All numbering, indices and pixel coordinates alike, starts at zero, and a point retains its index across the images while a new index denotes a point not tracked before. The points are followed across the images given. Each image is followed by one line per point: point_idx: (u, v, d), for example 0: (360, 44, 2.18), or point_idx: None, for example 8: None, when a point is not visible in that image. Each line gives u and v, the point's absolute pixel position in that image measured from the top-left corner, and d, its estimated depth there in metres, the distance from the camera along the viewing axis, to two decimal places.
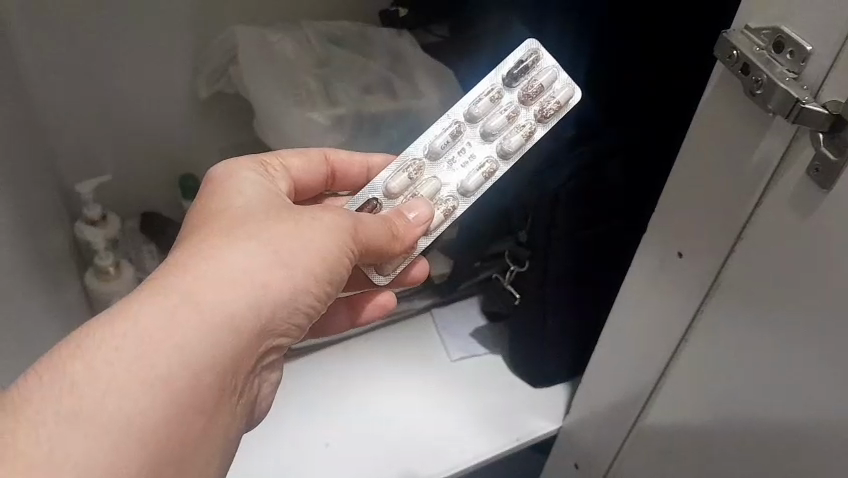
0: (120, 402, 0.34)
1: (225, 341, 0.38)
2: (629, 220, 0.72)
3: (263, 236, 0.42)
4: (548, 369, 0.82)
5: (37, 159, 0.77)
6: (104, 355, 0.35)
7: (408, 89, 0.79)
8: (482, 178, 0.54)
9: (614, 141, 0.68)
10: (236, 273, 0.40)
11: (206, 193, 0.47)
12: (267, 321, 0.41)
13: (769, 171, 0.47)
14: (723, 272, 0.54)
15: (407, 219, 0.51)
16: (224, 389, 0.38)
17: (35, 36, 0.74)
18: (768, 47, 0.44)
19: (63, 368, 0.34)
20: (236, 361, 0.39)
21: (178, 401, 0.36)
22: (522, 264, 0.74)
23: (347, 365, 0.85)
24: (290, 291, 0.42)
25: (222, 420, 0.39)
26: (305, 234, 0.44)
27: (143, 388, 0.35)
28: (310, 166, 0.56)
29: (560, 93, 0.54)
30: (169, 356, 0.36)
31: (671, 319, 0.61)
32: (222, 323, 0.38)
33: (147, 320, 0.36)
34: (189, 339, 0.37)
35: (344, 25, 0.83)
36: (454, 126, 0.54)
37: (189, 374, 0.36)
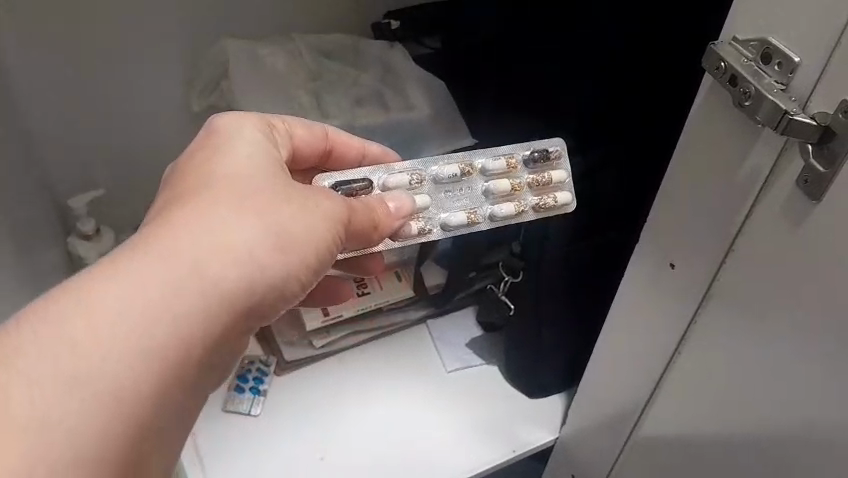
0: (103, 368, 0.35)
1: (211, 316, 0.38)
2: (624, 223, 0.73)
3: (261, 210, 0.41)
4: (545, 379, 0.82)
5: (29, 175, 0.77)
6: (92, 319, 0.35)
7: (400, 101, 0.79)
8: (465, 221, 0.53)
9: (608, 153, 0.68)
10: (231, 251, 0.39)
11: (217, 140, 0.45)
12: (256, 300, 0.40)
13: (759, 182, 0.47)
14: (715, 282, 0.54)
15: (388, 209, 0.49)
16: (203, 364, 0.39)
17: (27, 53, 0.74)
18: (756, 58, 0.44)
19: (50, 324, 0.35)
20: (222, 333, 0.39)
21: (160, 373, 0.36)
22: (515, 275, 0.74)
23: (343, 377, 0.85)
24: (282, 271, 0.41)
25: (202, 387, 0.40)
26: (302, 215, 0.42)
27: (127, 358, 0.35)
28: (310, 137, 0.53)
29: (560, 195, 0.56)
30: (154, 329, 0.36)
31: (665, 329, 0.61)
32: (210, 300, 0.38)
33: (137, 286, 0.36)
34: (176, 312, 0.37)
35: (336, 38, 0.83)
36: (467, 168, 0.53)
37: (172, 348, 0.37)
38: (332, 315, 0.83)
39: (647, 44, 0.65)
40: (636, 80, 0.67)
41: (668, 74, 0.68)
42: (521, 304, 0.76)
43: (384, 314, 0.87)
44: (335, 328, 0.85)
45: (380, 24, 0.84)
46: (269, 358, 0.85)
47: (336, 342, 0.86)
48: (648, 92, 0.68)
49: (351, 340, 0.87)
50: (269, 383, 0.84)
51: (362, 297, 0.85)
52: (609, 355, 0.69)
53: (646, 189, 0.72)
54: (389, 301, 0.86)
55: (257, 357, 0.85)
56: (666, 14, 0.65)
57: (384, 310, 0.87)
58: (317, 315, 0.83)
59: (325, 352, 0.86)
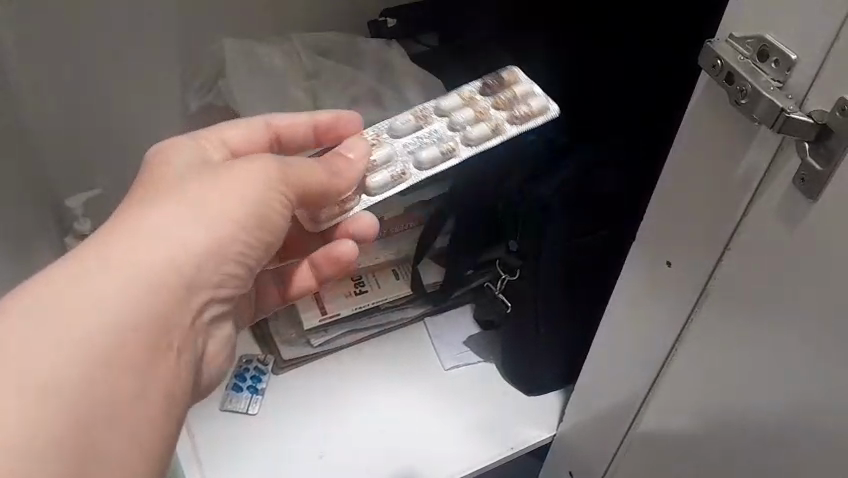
0: (54, 348, 0.34)
1: (154, 289, 0.38)
2: (618, 226, 0.73)
3: (189, 188, 0.43)
4: (542, 378, 0.82)
5: (26, 174, 0.77)
6: (35, 307, 0.35)
7: (395, 96, 0.79)
8: (440, 153, 0.53)
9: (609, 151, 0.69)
10: (154, 234, 0.40)
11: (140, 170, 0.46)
12: (190, 274, 0.41)
13: (756, 181, 0.47)
14: (711, 282, 0.54)
15: (347, 158, 0.51)
16: (158, 346, 0.38)
17: (22, 52, 0.74)
18: (753, 56, 0.44)
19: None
20: (174, 304, 0.40)
21: (114, 344, 0.36)
22: (513, 274, 0.74)
23: (341, 376, 0.85)
24: (213, 239, 0.42)
25: (170, 368, 0.39)
26: (224, 188, 0.44)
27: (77, 332, 0.35)
28: (250, 136, 0.54)
29: (532, 104, 0.55)
30: (100, 300, 0.36)
31: (662, 327, 0.61)
32: (144, 278, 0.38)
33: (62, 284, 0.36)
34: (108, 295, 0.36)
35: (332, 36, 0.83)
36: (420, 112, 0.55)
37: (124, 318, 0.36)
38: (329, 314, 0.84)
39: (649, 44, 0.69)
40: (637, 77, 0.70)
41: (668, 74, 0.69)
42: (520, 303, 0.76)
43: (381, 312, 0.87)
44: (332, 327, 0.85)
45: (377, 22, 0.84)
46: (267, 358, 0.85)
47: (333, 340, 0.86)
48: (646, 89, 0.70)
49: (349, 338, 0.87)
50: (267, 382, 0.84)
51: (362, 295, 0.85)
52: (606, 353, 0.70)
53: (641, 189, 0.71)
54: (389, 299, 0.86)
55: (255, 356, 0.85)
56: (663, 16, 0.68)
57: (381, 308, 0.87)
58: (315, 315, 0.83)
59: (327, 349, 0.86)
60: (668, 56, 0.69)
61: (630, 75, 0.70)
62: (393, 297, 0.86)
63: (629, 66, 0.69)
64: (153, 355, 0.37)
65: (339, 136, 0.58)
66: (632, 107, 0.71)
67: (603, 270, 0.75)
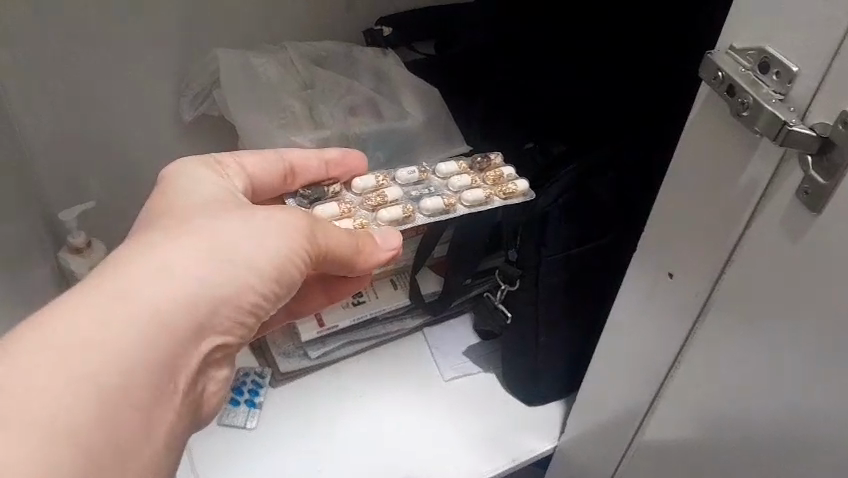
0: (64, 381, 0.35)
1: (168, 333, 0.40)
2: (621, 232, 0.72)
3: (211, 231, 0.44)
4: (542, 389, 0.81)
5: (18, 190, 0.74)
6: (50, 335, 0.36)
7: (393, 108, 0.78)
8: (441, 205, 0.56)
9: (606, 155, 0.68)
10: (176, 276, 0.41)
11: (158, 193, 0.48)
12: (205, 319, 0.42)
13: (758, 194, 0.46)
14: (713, 294, 0.53)
15: (375, 241, 0.53)
16: (160, 390, 0.39)
17: (12, 63, 0.71)
18: (754, 68, 0.44)
19: (17, 343, 0.36)
20: (181, 346, 0.41)
21: (125, 389, 0.37)
22: (512, 284, 0.73)
23: (340, 388, 0.84)
24: (232, 287, 0.43)
25: (172, 406, 0.40)
26: (249, 234, 0.45)
27: (89, 366, 0.36)
28: (265, 165, 0.55)
29: (518, 184, 0.59)
30: (112, 337, 0.37)
31: (665, 341, 0.60)
32: (160, 323, 0.39)
33: (87, 318, 0.37)
34: (127, 338, 0.37)
35: (327, 45, 0.80)
36: (422, 171, 0.59)
37: (135, 360, 0.37)
38: (327, 326, 0.82)
39: (651, 41, 0.71)
40: (638, 74, 0.71)
41: (668, 74, 0.71)
42: (521, 314, 0.75)
43: (379, 323, 0.86)
44: (329, 338, 0.84)
45: (373, 29, 0.81)
46: (266, 370, 0.84)
47: (331, 353, 0.85)
48: (645, 87, 0.71)
49: (349, 349, 0.86)
50: (265, 394, 0.83)
51: (358, 306, 0.84)
52: (608, 365, 0.69)
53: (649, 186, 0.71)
54: (388, 310, 0.85)
55: (253, 368, 0.84)
56: (663, 17, 0.70)
57: (380, 319, 0.86)
58: (312, 327, 0.82)
59: (323, 363, 0.85)
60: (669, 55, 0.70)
61: (629, 73, 0.72)
62: (391, 307, 0.85)
63: (627, 63, 0.71)
64: (155, 396, 0.38)
65: (347, 174, 0.58)
66: (634, 105, 0.72)
67: (609, 274, 0.75)
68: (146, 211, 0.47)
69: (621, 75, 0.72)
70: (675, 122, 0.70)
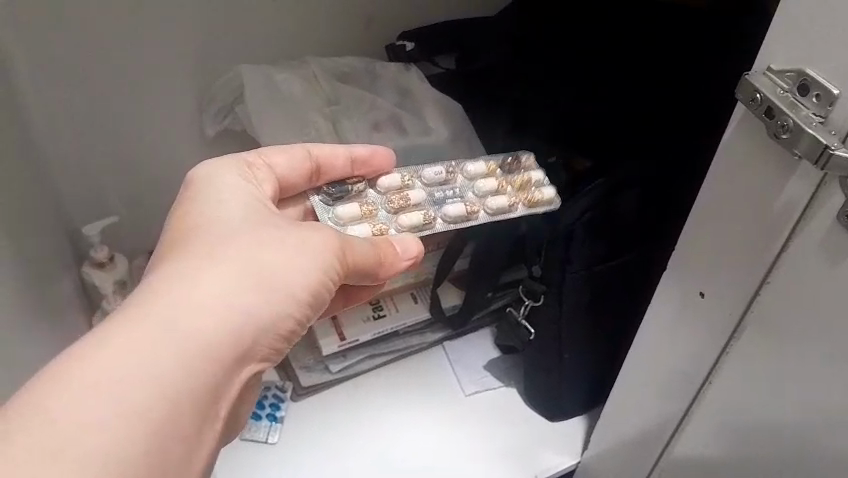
0: (115, 414, 0.34)
1: (212, 363, 0.39)
2: (643, 248, 0.72)
3: (245, 253, 0.44)
4: (565, 403, 0.81)
5: (45, 204, 0.73)
6: (95, 365, 0.35)
7: (418, 124, 0.78)
8: (463, 212, 0.56)
9: (634, 176, 0.69)
10: (218, 305, 0.41)
11: (186, 209, 0.48)
12: (246, 348, 0.42)
13: (797, 215, 0.46)
14: (748, 313, 0.53)
15: (396, 250, 0.53)
16: (205, 419, 0.39)
17: (38, 75, 0.70)
18: (792, 90, 0.43)
19: (63, 371, 0.35)
20: (224, 373, 0.40)
21: (173, 420, 0.36)
22: (536, 299, 0.73)
23: (362, 402, 0.84)
24: (271, 316, 0.43)
25: (212, 436, 0.39)
26: (283, 258, 0.45)
27: (135, 397, 0.35)
28: (292, 164, 0.54)
29: (546, 191, 0.59)
30: (160, 368, 0.37)
31: (696, 359, 0.60)
32: (205, 352, 0.39)
33: (134, 348, 0.37)
34: (174, 368, 0.37)
35: (349, 60, 0.80)
36: (449, 169, 0.59)
37: (182, 391, 0.37)
38: (348, 340, 0.82)
39: (673, 57, 0.73)
40: (638, 75, 0.73)
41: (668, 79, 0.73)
42: (544, 328, 0.75)
43: (399, 337, 0.87)
44: (351, 352, 0.84)
45: (394, 45, 0.80)
46: (286, 384, 0.84)
47: (352, 368, 0.85)
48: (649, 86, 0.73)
49: (370, 364, 0.86)
50: (286, 409, 0.82)
51: (379, 320, 0.84)
52: (635, 381, 0.69)
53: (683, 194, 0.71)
54: (409, 324, 0.85)
55: (274, 382, 0.84)
56: (663, 18, 0.75)
57: (400, 333, 0.86)
58: (333, 340, 0.82)
59: (344, 377, 0.85)
60: (696, 73, 0.72)
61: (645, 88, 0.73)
62: (412, 321, 0.85)
63: (647, 79, 0.73)
64: (197, 426, 0.38)
65: (373, 173, 0.57)
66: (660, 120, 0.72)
67: (631, 293, 0.75)
68: (175, 227, 0.47)
69: (645, 92, 0.73)
70: (696, 135, 0.71)
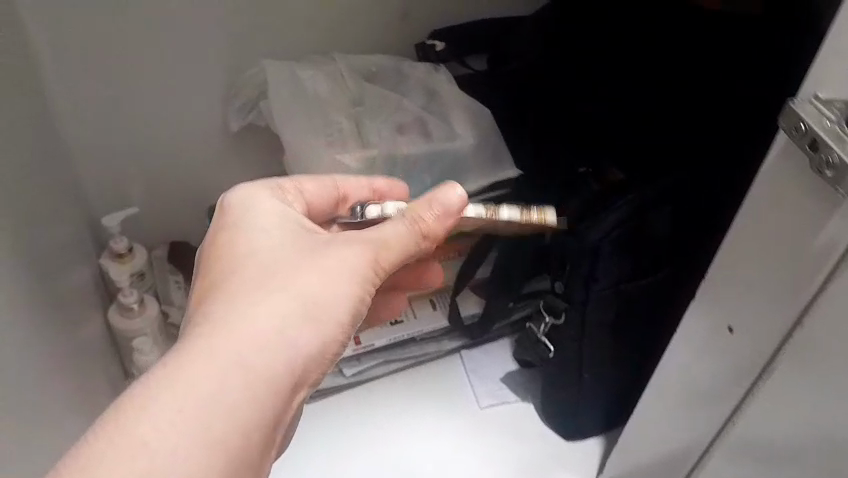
0: (186, 457, 0.33)
1: (276, 395, 0.38)
2: (671, 268, 0.70)
3: (298, 278, 0.42)
4: (583, 423, 0.79)
5: (67, 192, 0.73)
6: (158, 410, 0.34)
7: (444, 129, 0.76)
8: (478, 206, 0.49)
9: (673, 194, 0.66)
10: (277, 336, 0.39)
11: (227, 232, 0.45)
12: (305, 375, 0.40)
13: (836, 256, 0.43)
14: (778, 356, 0.50)
15: (434, 204, 0.47)
16: (268, 448, 0.38)
17: (63, 64, 0.70)
18: (840, 122, 0.40)
19: (129, 414, 0.34)
20: (284, 404, 0.39)
21: (241, 455, 0.36)
22: (557, 316, 0.71)
23: (374, 408, 0.82)
24: (329, 341, 0.42)
25: (269, 466, 0.39)
26: (333, 281, 0.43)
27: (201, 439, 0.34)
28: (323, 191, 0.52)
29: None
30: (226, 407, 0.36)
31: (720, 395, 0.57)
32: (268, 385, 0.38)
33: (199, 388, 0.35)
34: (240, 406, 0.36)
35: (378, 59, 0.78)
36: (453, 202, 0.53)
37: (250, 427, 0.36)
38: (364, 344, 0.81)
39: (677, 58, 0.68)
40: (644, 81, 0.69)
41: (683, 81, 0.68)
42: (564, 347, 0.72)
43: (416, 344, 0.85)
44: (365, 357, 0.83)
45: (424, 44, 0.78)
46: None
47: (367, 373, 0.83)
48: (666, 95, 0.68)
49: (385, 369, 0.84)
50: None
51: (396, 326, 0.82)
52: (657, 409, 0.67)
53: (730, 190, 0.68)
54: (427, 331, 0.83)
55: None
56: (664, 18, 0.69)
57: (417, 339, 0.85)
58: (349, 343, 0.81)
59: (357, 381, 0.84)
60: (730, 76, 0.66)
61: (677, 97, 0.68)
62: (429, 329, 0.83)
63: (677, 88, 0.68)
64: (257, 463, 0.37)
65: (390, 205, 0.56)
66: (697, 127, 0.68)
67: (664, 309, 0.72)
68: (218, 249, 0.44)
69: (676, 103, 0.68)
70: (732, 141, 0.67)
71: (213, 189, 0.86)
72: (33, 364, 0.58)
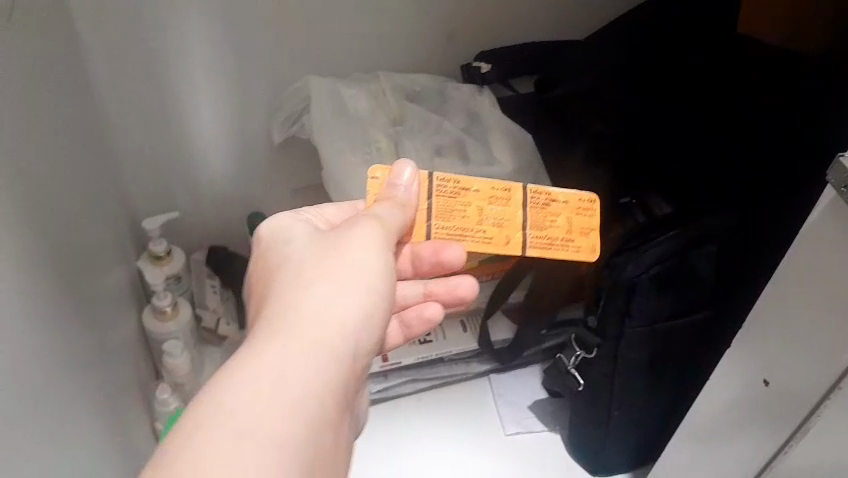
0: (271, 438, 0.30)
1: (342, 370, 0.35)
2: (714, 307, 0.67)
3: (341, 253, 0.39)
4: (610, 459, 0.77)
5: (111, 194, 0.75)
6: (230, 404, 0.31)
7: (482, 152, 0.75)
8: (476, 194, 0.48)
9: (725, 223, 0.64)
10: (331, 315, 0.37)
11: (262, 252, 0.43)
12: (364, 352, 0.38)
13: None
14: (814, 418, 0.47)
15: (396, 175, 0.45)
16: (343, 429, 0.35)
17: (112, 68, 0.72)
18: None
19: (198, 418, 0.31)
20: (351, 381, 0.36)
21: (323, 434, 0.33)
22: (589, 351, 0.69)
23: (397, 426, 0.82)
24: (381, 318, 0.39)
25: (345, 449, 0.36)
26: (371, 256, 0.40)
27: (284, 420, 0.31)
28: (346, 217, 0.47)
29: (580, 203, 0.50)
30: (298, 388, 0.33)
31: (751, 449, 0.55)
32: (334, 360, 0.35)
33: (265, 376, 0.33)
34: (312, 386, 0.33)
35: (422, 79, 0.78)
36: None
37: (326, 406, 0.33)
38: (391, 362, 0.81)
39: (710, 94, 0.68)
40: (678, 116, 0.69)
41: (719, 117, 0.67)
42: (594, 380, 0.71)
43: (444, 364, 0.84)
44: (393, 373, 0.83)
45: (470, 66, 0.77)
46: None
47: (392, 390, 0.83)
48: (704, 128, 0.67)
49: (411, 387, 0.84)
50: None
51: (424, 345, 0.81)
52: (687, 453, 0.64)
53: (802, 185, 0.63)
54: (457, 353, 0.82)
55: None
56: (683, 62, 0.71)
57: (446, 360, 0.84)
58: (376, 360, 0.80)
59: (383, 398, 0.84)
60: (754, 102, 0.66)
61: (724, 124, 0.67)
62: (458, 350, 0.82)
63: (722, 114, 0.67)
64: (338, 441, 0.35)
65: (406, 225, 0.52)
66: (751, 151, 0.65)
67: (706, 343, 0.69)
68: (257, 272, 0.42)
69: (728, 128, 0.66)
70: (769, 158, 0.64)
71: (253, 198, 0.87)
72: (77, 360, 0.59)
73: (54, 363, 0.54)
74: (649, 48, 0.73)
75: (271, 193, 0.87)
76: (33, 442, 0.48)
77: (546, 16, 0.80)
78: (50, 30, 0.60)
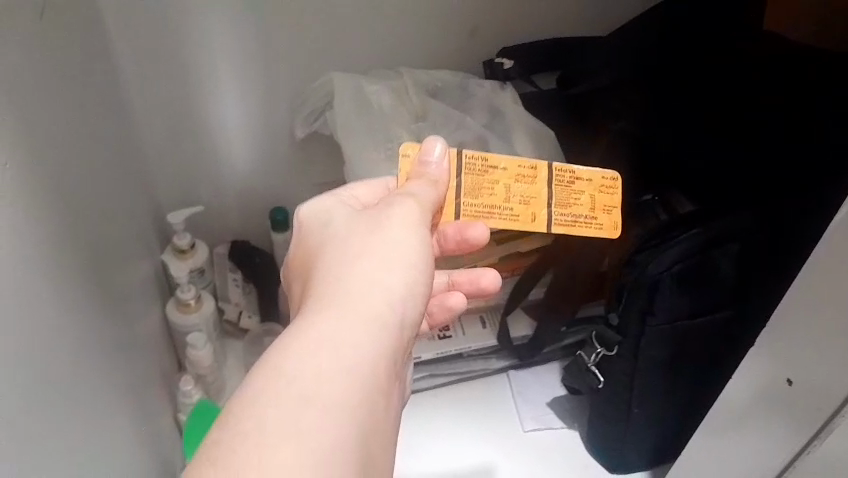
0: (324, 409, 0.30)
1: (390, 341, 0.35)
2: (738, 305, 0.66)
3: (380, 229, 0.40)
4: (629, 457, 0.77)
5: (136, 188, 0.76)
6: (281, 378, 0.31)
7: (504, 147, 0.75)
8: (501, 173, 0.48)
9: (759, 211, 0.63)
10: (374, 289, 0.37)
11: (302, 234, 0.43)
12: (409, 324, 0.38)
13: None
14: (838, 418, 0.47)
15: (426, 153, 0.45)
16: (393, 400, 0.35)
17: (138, 63, 0.73)
18: None
19: (249, 393, 0.31)
20: (399, 351, 0.36)
21: (374, 403, 0.32)
22: (610, 349, 0.69)
23: (416, 421, 0.82)
24: (424, 292, 0.39)
25: (396, 420, 0.35)
26: (410, 233, 0.40)
27: (335, 391, 0.31)
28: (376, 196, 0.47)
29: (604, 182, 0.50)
30: (347, 360, 0.33)
31: (773, 449, 0.54)
32: (380, 331, 0.35)
33: (312, 349, 0.32)
34: (360, 356, 0.33)
35: (443, 74, 0.78)
36: None
37: (375, 375, 0.33)
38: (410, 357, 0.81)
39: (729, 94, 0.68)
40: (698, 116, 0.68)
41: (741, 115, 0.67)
42: (615, 377, 0.71)
43: (463, 360, 0.84)
44: (412, 368, 0.83)
45: (493, 61, 0.77)
46: None
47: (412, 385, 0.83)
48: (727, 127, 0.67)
49: (430, 382, 0.84)
50: None
51: (444, 341, 0.82)
52: (707, 452, 0.64)
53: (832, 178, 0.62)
54: (476, 349, 0.83)
55: None
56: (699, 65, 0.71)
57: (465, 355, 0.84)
58: None
59: None
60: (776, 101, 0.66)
61: (737, 124, 0.67)
62: (478, 346, 0.82)
63: (735, 117, 0.67)
64: (389, 412, 0.34)
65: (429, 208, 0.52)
66: (766, 152, 0.65)
67: (726, 343, 0.69)
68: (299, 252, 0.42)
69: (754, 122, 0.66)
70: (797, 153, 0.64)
71: (276, 192, 0.88)
72: (101, 351, 0.60)
73: (81, 354, 0.54)
74: (666, 49, 0.73)
75: (294, 188, 0.88)
76: (61, 429, 0.49)
77: (570, 12, 0.80)
78: (79, 26, 0.61)
